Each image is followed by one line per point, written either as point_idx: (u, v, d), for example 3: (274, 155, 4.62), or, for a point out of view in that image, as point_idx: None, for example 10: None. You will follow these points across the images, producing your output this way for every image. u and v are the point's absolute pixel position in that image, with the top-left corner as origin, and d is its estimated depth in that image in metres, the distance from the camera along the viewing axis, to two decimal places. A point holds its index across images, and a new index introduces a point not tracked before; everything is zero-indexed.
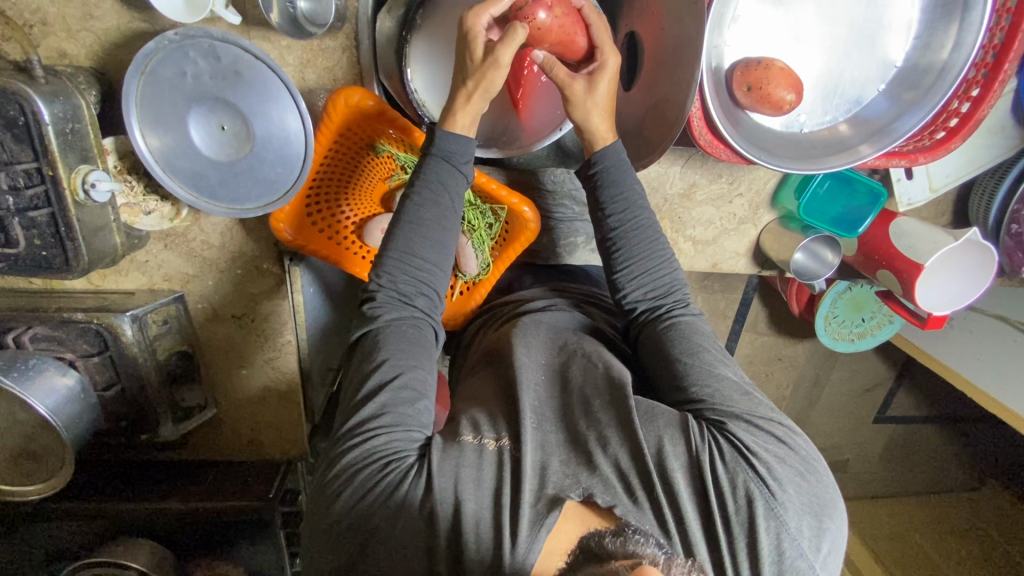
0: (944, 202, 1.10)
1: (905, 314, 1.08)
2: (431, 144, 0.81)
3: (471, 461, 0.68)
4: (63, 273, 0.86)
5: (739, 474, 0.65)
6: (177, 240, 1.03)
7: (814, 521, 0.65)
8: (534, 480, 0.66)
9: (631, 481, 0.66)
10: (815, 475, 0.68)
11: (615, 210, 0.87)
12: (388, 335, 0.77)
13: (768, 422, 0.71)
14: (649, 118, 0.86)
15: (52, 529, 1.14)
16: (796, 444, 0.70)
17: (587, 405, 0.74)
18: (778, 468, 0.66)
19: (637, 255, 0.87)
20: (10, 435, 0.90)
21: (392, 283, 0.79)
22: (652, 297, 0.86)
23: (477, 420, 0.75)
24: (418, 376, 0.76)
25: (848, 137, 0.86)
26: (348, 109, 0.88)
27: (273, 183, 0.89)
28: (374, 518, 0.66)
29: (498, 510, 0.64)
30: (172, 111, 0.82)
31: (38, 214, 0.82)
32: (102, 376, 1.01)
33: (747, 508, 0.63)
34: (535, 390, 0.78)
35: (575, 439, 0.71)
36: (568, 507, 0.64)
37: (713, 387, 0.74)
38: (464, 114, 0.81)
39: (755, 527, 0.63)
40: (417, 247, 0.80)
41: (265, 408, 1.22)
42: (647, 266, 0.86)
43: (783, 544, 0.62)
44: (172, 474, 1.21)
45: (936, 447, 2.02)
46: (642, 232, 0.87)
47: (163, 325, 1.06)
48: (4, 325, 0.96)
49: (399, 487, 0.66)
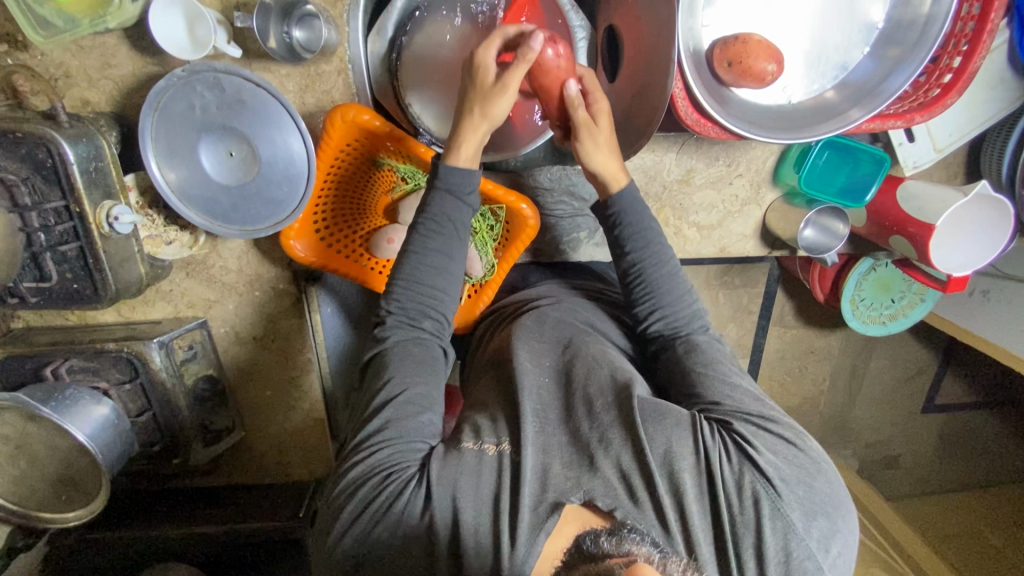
0: (953, 162, 1.07)
1: (924, 280, 1.05)
2: (436, 178, 0.82)
3: (470, 468, 0.68)
4: (94, 302, 0.92)
5: (745, 475, 0.64)
6: (198, 268, 1.08)
7: (824, 523, 0.63)
8: (534, 484, 0.66)
9: (632, 481, 0.66)
10: (823, 475, 0.67)
11: (635, 249, 0.86)
12: (404, 359, 0.77)
13: (781, 426, 0.70)
14: (635, 104, 0.88)
15: (91, 557, 1.18)
16: (807, 446, 0.69)
17: (591, 406, 0.73)
18: (785, 468, 0.65)
19: (657, 288, 0.85)
20: (51, 462, 0.95)
21: (401, 308, 0.80)
22: (672, 324, 0.84)
23: (479, 425, 0.75)
24: (423, 392, 0.76)
25: (836, 103, 0.86)
26: (346, 125, 0.91)
27: (282, 202, 0.93)
28: (375, 529, 0.66)
29: (498, 516, 0.64)
30: (184, 144, 0.88)
31: (68, 248, 0.88)
32: (135, 403, 1.05)
33: (753, 508, 0.63)
34: (537, 394, 0.77)
35: (578, 437, 0.70)
36: (568, 510, 0.65)
37: (733, 399, 0.74)
38: (469, 146, 0.82)
39: (761, 529, 0.62)
40: (424, 275, 0.81)
41: (291, 426, 1.25)
42: (665, 295, 0.85)
43: (791, 545, 0.61)
44: (206, 497, 1.25)
45: (993, 436, 1.92)
46: (662, 267, 0.86)
47: (188, 350, 1.10)
48: (41, 360, 1.01)
49: (398, 498, 0.67)
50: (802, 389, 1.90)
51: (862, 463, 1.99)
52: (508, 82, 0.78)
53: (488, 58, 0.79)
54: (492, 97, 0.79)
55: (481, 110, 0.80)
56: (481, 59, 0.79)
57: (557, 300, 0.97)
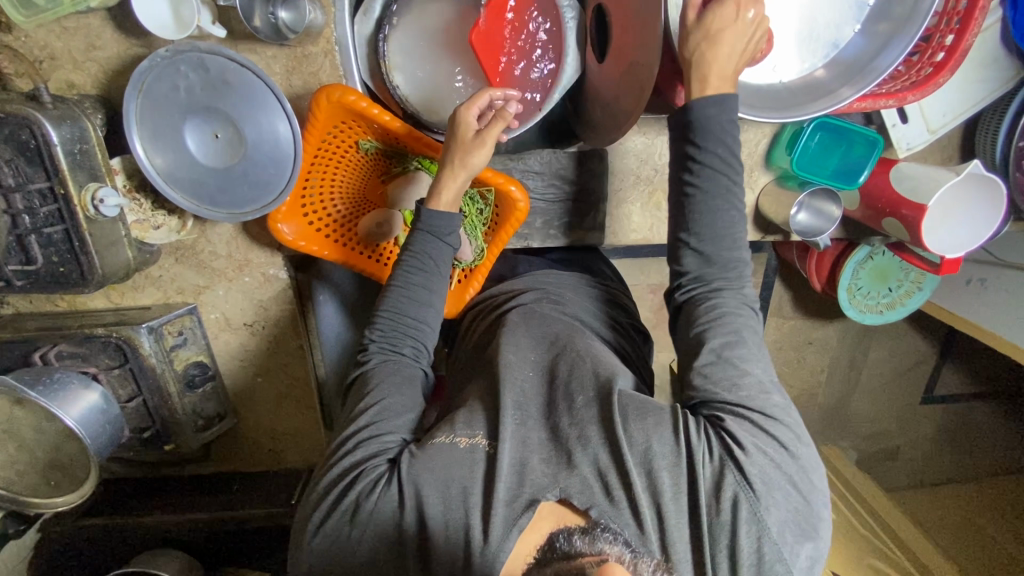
0: (949, 145, 1.05)
1: (917, 262, 1.04)
2: (418, 219, 0.85)
3: (443, 463, 0.67)
4: (80, 286, 0.91)
5: (725, 474, 0.63)
6: (188, 254, 1.08)
7: (797, 529, 0.63)
8: (511, 479, 0.65)
9: (609, 479, 0.65)
10: (808, 484, 0.66)
11: (707, 171, 0.76)
12: (385, 378, 0.77)
13: (778, 426, 0.67)
14: (624, 84, 0.86)
15: (83, 545, 1.18)
16: (798, 452, 0.67)
17: (570, 401, 0.72)
18: (770, 471, 0.64)
19: (710, 231, 0.76)
20: (38, 447, 0.95)
21: (384, 336, 0.81)
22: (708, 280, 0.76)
23: (456, 418, 0.74)
24: (400, 408, 0.75)
25: (827, 81, 0.84)
26: (332, 106, 0.90)
27: (268, 184, 0.92)
28: (344, 539, 0.66)
29: (468, 512, 0.63)
30: (169, 126, 0.87)
31: (53, 231, 0.87)
32: (124, 389, 1.05)
33: (730, 510, 0.62)
34: (520, 387, 0.75)
35: (557, 432, 0.70)
36: (544, 506, 0.64)
37: (745, 392, 0.69)
38: (451, 189, 0.85)
39: (737, 530, 0.61)
40: (404, 307, 0.82)
41: (283, 414, 1.25)
42: (719, 234, 0.76)
43: (764, 548, 0.61)
44: (198, 486, 1.25)
45: (992, 428, 1.91)
46: (719, 209, 0.76)
47: (178, 336, 1.09)
48: (30, 345, 1.01)
49: (367, 501, 0.66)
50: (800, 380, 1.89)
51: (860, 455, 1.98)
52: (488, 137, 0.85)
53: (467, 116, 0.85)
54: (474, 148, 0.85)
55: (463, 161, 0.85)
56: (461, 117, 0.85)
57: (544, 292, 0.95)
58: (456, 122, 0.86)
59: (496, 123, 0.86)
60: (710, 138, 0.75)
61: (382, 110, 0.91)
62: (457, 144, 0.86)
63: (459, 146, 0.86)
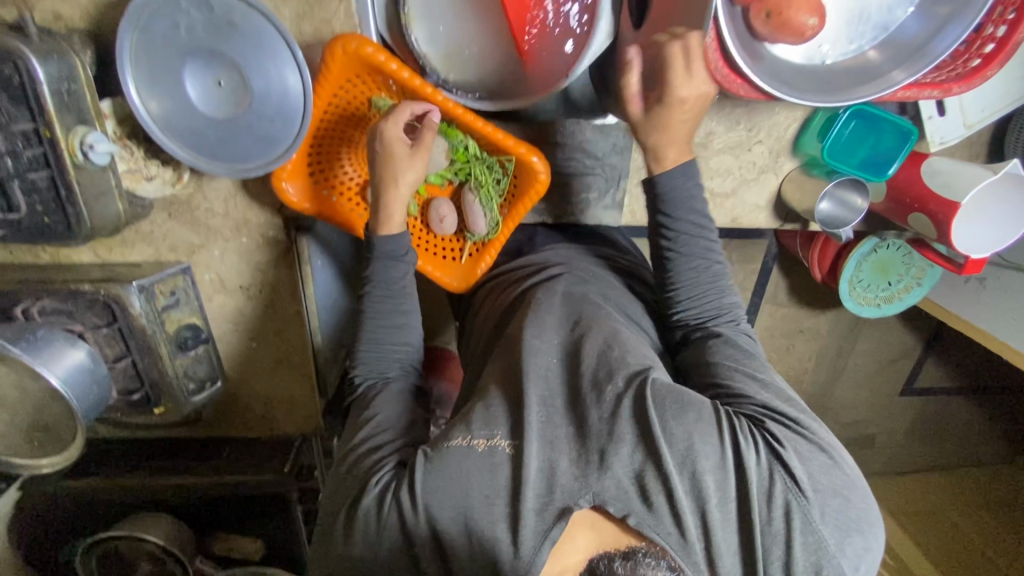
0: (978, 141, 1.02)
1: (940, 261, 1.02)
2: (372, 247, 0.87)
3: (462, 470, 0.66)
4: (68, 239, 0.85)
5: (775, 481, 0.65)
6: (181, 209, 1.01)
7: (856, 540, 0.64)
8: (540, 486, 0.65)
9: (646, 483, 0.65)
10: (858, 491, 0.68)
11: (680, 234, 0.88)
12: (379, 401, 0.82)
13: (815, 432, 0.71)
14: (662, 55, 0.81)
15: (67, 504, 1.14)
16: (837, 455, 0.70)
17: (597, 389, 0.72)
18: (819, 477, 0.66)
19: (693, 272, 0.88)
20: (21, 407, 0.90)
21: (372, 362, 0.86)
22: (699, 308, 0.88)
23: (476, 412, 0.73)
24: (395, 426, 0.79)
25: (878, 64, 0.80)
26: (346, 58, 0.84)
27: (274, 139, 0.86)
28: (362, 559, 0.68)
29: (503, 521, 0.64)
30: (168, 69, 0.80)
31: (38, 177, 0.80)
32: (112, 348, 1.00)
33: (783, 518, 0.64)
34: (544, 381, 0.75)
35: (582, 433, 0.69)
36: (580, 515, 0.64)
37: (765, 396, 0.75)
38: (397, 211, 0.87)
39: (790, 540, 0.63)
40: (383, 335, 0.87)
41: (278, 380, 1.20)
42: (695, 277, 0.88)
43: (822, 563, 0.62)
44: (188, 447, 1.21)
45: (967, 423, 1.96)
46: (692, 253, 0.88)
47: (171, 296, 1.03)
48: (12, 298, 0.95)
49: (380, 512, 0.67)
50: (789, 368, 1.91)
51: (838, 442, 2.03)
52: (424, 149, 0.86)
53: (390, 133, 0.85)
54: (408, 164, 0.86)
55: (385, 184, 0.85)
56: (387, 135, 0.84)
57: (560, 279, 0.92)
58: (387, 141, 0.85)
59: (426, 135, 0.86)
60: (682, 202, 0.87)
61: (400, 66, 0.85)
62: (390, 162, 0.86)
63: (392, 164, 0.85)
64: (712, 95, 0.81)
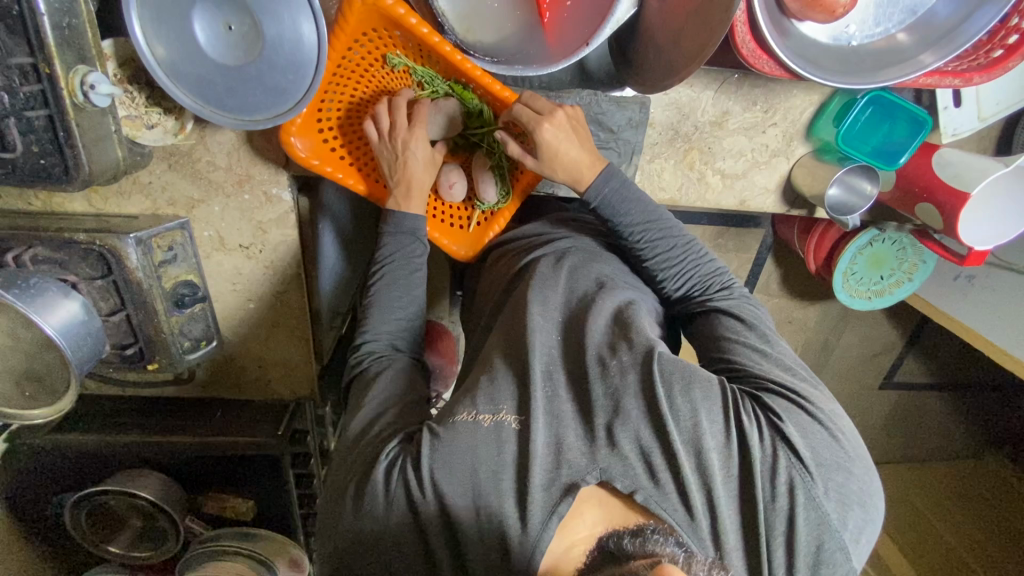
0: (988, 136, 1.03)
1: (942, 253, 1.03)
2: (389, 223, 0.92)
3: (470, 444, 0.66)
4: (63, 184, 0.81)
5: (779, 459, 0.66)
6: (182, 161, 0.98)
7: (857, 513, 0.66)
8: (548, 462, 0.66)
9: (653, 461, 0.66)
10: (859, 465, 0.69)
11: (638, 227, 0.92)
12: (383, 373, 0.82)
13: (818, 406, 0.72)
14: (689, 26, 0.80)
15: (54, 462, 1.12)
16: (838, 429, 0.71)
17: (605, 367, 0.73)
18: (822, 452, 0.68)
19: (670, 248, 0.92)
20: (11, 355, 0.87)
21: (377, 338, 0.87)
22: (686, 281, 0.92)
23: (482, 387, 0.74)
24: (401, 399, 0.79)
25: (906, 47, 0.79)
26: (364, 9, 0.81)
27: (285, 91, 0.83)
28: (372, 526, 0.67)
29: (507, 493, 0.64)
30: (176, 10, 0.76)
31: (35, 115, 0.77)
32: (107, 301, 0.98)
33: (787, 496, 0.65)
34: (547, 353, 0.76)
35: (588, 412, 0.70)
36: (585, 490, 0.65)
37: (763, 366, 0.77)
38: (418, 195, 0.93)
39: (794, 519, 0.64)
40: (390, 312, 0.88)
41: (275, 343, 1.19)
42: (672, 257, 0.92)
43: (824, 538, 0.64)
44: (182, 408, 1.20)
45: (941, 417, 2.02)
46: (667, 237, 0.92)
47: (169, 252, 1.01)
48: (4, 244, 0.92)
49: (388, 483, 0.68)
50: None
51: None
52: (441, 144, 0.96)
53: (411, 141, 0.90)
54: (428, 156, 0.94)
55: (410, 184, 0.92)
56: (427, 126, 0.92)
57: (562, 254, 0.92)
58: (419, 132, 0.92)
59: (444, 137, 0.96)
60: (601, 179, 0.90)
61: (421, 22, 0.82)
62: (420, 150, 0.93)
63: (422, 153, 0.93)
64: (579, 114, 0.90)
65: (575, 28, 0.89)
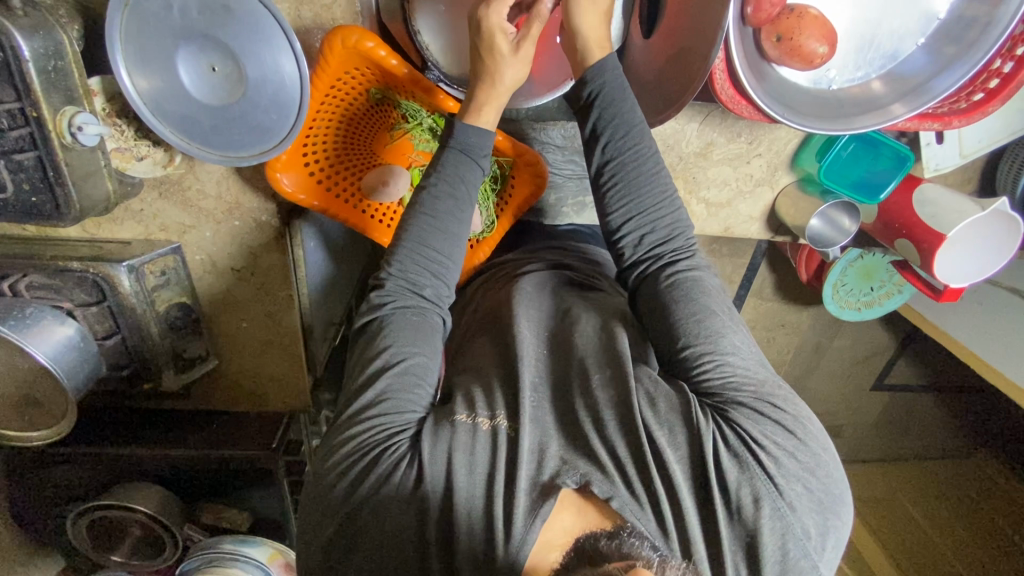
0: (970, 168, 1.05)
1: (920, 284, 1.06)
2: (450, 136, 0.84)
3: (449, 444, 0.67)
4: (55, 220, 0.83)
5: (746, 471, 0.63)
6: (173, 189, 1.00)
7: (820, 519, 0.64)
8: (532, 465, 0.66)
9: (629, 472, 0.65)
10: (824, 473, 0.66)
11: (614, 148, 0.83)
12: (396, 327, 0.77)
13: (780, 410, 0.68)
14: (669, 69, 0.82)
15: (63, 472, 1.16)
16: (805, 434, 0.67)
17: (586, 382, 0.73)
18: (787, 463, 0.64)
19: (639, 198, 0.83)
20: (11, 383, 0.91)
21: (402, 272, 0.80)
22: (649, 245, 0.83)
23: (473, 394, 0.75)
24: (420, 362, 0.76)
25: (880, 95, 0.83)
26: (346, 50, 0.83)
27: (269, 129, 0.85)
28: (364, 510, 0.66)
29: (489, 499, 0.64)
30: (160, 49, 0.77)
31: (24, 157, 0.78)
32: (102, 325, 1.00)
33: (753, 509, 0.62)
34: (534, 366, 0.77)
35: (568, 422, 0.70)
36: (564, 494, 0.64)
37: (717, 356, 0.72)
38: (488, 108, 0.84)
39: (760, 528, 0.62)
40: (415, 275, 0.81)
41: (268, 358, 1.19)
42: (642, 201, 0.83)
43: (788, 546, 0.62)
44: (177, 419, 1.22)
45: (931, 418, 2.04)
46: (641, 175, 0.83)
47: (160, 277, 1.03)
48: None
49: (391, 476, 0.66)
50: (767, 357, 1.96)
51: None
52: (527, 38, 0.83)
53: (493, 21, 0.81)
54: (505, 59, 0.83)
55: (489, 75, 0.83)
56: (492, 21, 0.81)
57: (543, 279, 0.93)
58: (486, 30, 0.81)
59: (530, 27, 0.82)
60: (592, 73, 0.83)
61: (401, 61, 0.86)
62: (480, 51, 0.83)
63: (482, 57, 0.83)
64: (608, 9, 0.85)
65: (553, 60, 0.95)
